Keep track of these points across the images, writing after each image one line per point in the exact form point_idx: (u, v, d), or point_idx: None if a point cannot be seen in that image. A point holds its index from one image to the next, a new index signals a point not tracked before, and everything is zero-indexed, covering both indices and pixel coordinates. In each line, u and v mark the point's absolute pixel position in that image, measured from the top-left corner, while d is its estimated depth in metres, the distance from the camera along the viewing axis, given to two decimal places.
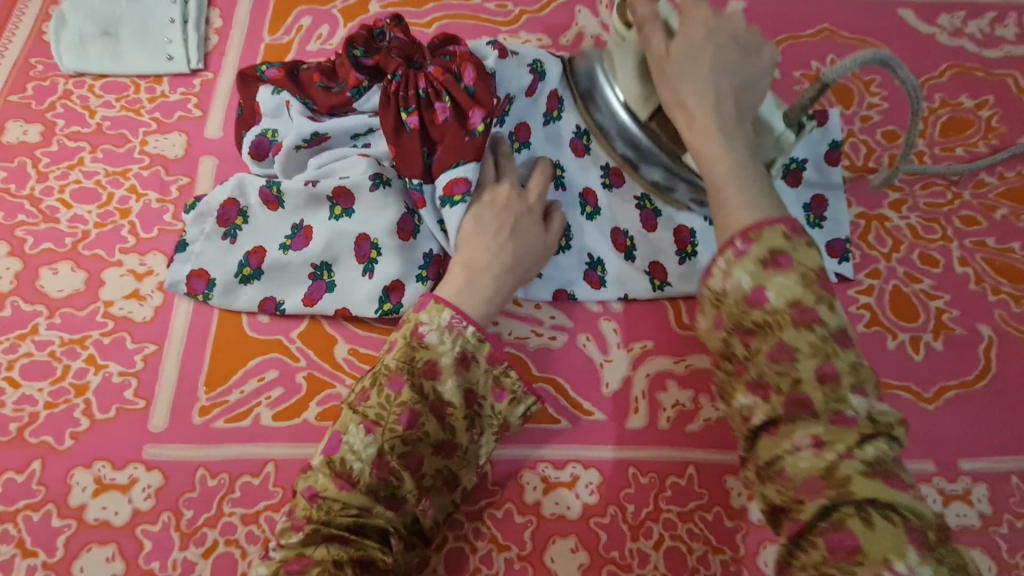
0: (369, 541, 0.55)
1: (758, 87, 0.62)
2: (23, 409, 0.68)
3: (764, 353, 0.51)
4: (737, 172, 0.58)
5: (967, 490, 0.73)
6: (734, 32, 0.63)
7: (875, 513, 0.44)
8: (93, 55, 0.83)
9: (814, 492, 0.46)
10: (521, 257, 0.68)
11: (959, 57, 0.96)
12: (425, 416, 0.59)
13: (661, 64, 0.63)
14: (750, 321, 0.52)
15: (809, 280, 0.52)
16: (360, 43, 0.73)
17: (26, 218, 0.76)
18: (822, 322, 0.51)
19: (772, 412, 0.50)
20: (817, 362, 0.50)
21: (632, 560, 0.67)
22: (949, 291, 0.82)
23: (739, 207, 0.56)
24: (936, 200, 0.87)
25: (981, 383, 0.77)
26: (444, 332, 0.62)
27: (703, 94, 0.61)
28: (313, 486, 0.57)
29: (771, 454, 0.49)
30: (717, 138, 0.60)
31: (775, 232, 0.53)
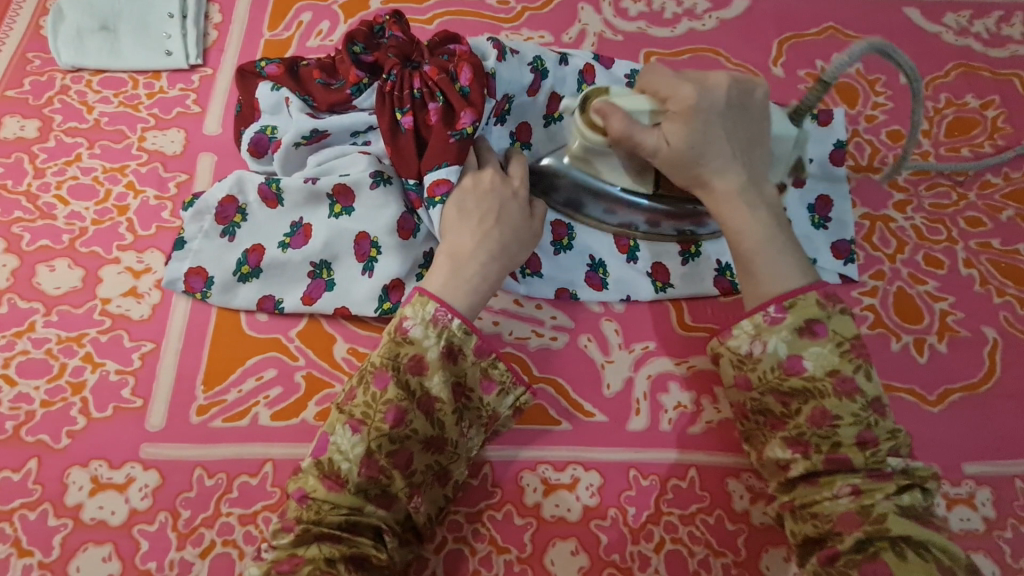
0: (362, 538, 0.56)
1: (760, 140, 0.63)
2: (19, 407, 0.67)
3: (805, 417, 0.56)
4: (771, 240, 0.60)
5: (972, 493, 0.72)
6: (725, 97, 0.62)
7: (908, 548, 0.50)
8: (90, 50, 0.83)
9: (851, 527, 0.53)
10: (507, 244, 0.66)
11: (966, 56, 0.95)
12: (413, 413, 0.58)
13: (666, 153, 0.62)
14: (788, 385, 0.57)
15: (844, 348, 0.56)
16: (360, 40, 0.74)
17: (23, 214, 0.75)
18: (862, 391, 0.55)
19: (812, 466, 0.56)
20: (857, 429, 0.55)
21: (633, 563, 0.67)
22: (953, 293, 0.81)
23: (774, 278, 0.59)
24: (941, 201, 0.86)
25: (986, 386, 0.76)
26: (428, 325, 0.60)
27: (719, 169, 0.62)
28: (302, 488, 0.57)
29: (810, 499, 0.56)
30: (741, 209, 0.61)
31: (809, 300, 0.57)
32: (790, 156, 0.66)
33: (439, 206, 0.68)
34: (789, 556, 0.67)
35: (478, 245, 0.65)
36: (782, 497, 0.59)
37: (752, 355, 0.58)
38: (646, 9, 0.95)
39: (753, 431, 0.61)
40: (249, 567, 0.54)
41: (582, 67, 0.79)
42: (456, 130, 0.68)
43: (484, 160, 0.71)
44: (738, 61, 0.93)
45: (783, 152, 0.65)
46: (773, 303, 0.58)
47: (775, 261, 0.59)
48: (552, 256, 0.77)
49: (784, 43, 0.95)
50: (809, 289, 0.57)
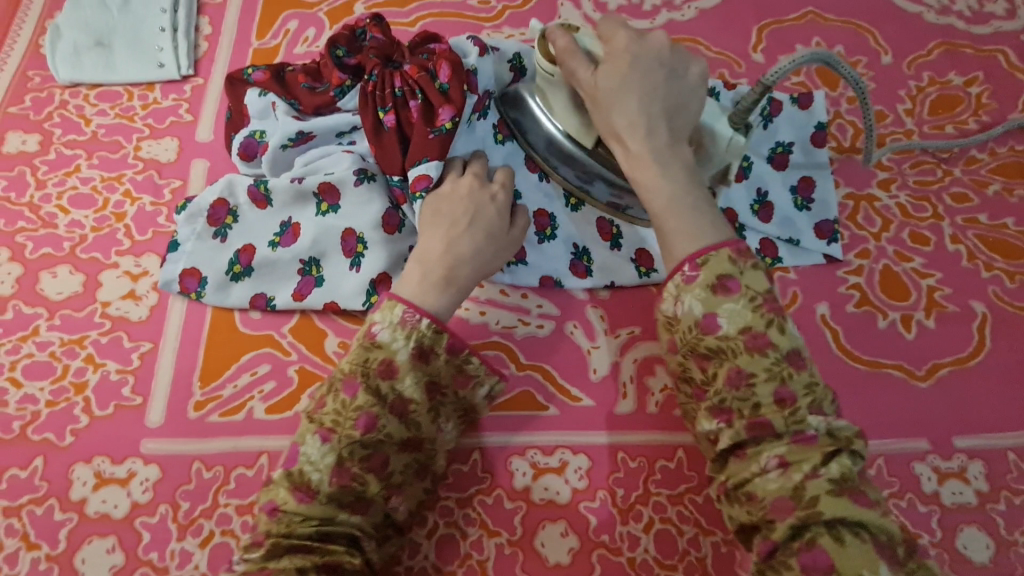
0: (334, 545, 0.54)
1: (686, 110, 0.62)
2: (25, 407, 0.70)
3: (722, 381, 0.53)
4: (679, 200, 0.59)
5: (963, 467, 0.72)
6: (657, 59, 0.62)
7: (844, 531, 0.47)
8: (87, 65, 0.86)
9: (784, 513, 0.49)
10: (479, 247, 0.66)
11: (948, 34, 0.95)
12: (384, 418, 0.57)
13: (593, 94, 0.62)
14: (704, 346, 0.54)
15: (757, 303, 0.54)
16: (343, 44, 0.76)
17: (26, 224, 0.78)
18: (774, 345, 0.53)
19: (737, 436, 0.53)
20: (774, 386, 0.52)
21: (623, 543, 0.68)
22: (940, 270, 0.81)
23: (687, 235, 0.57)
24: (926, 178, 0.86)
25: (975, 361, 0.76)
26: (396, 328, 0.59)
27: (635, 123, 0.61)
28: (273, 500, 0.56)
29: (741, 478, 0.52)
30: (654, 167, 0.60)
31: (721, 258, 0.55)
32: (722, 161, 0.64)
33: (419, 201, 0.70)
34: None
35: (447, 245, 0.65)
36: (717, 477, 0.55)
37: (675, 316, 0.56)
38: (626, 2, 0.97)
39: (688, 404, 0.59)
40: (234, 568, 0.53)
41: None
42: (435, 127, 0.70)
43: (470, 166, 0.72)
44: (718, 49, 0.94)
45: (716, 153, 0.64)
46: (687, 261, 0.55)
47: (686, 219, 0.58)
48: (537, 246, 0.78)
49: (763, 30, 0.95)
50: (722, 244, 0.55)
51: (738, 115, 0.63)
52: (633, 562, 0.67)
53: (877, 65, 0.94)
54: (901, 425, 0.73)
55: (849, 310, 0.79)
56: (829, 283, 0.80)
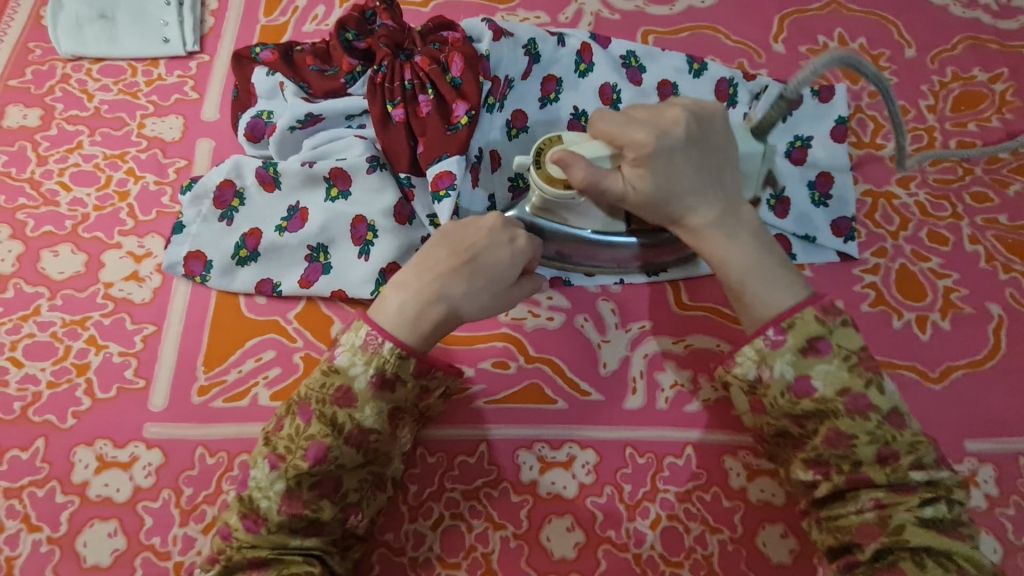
0: (293, 556, 0.56)
1: (729, 165, 0.61)
2: (26, 388, 0.69)
3: (821, 439, 0.55)
4: (761, 265, 0.58)
5: (974, 471, 0.71)
6: (683, 133, 0.59)
7: (929, 559, 0.51)
8: (89, 39, 0.84)
9: (870, 539, 0.53)
10: (476, 287, 0.60)
11: (973, 29, 0.93)
12: (337, 448, 0.55)
13: (637, 198, 0.60)
14: (800, 409, 0.55)
15: (852, 362, 0.55)
16: (352, 27, 0.75)
17: (27, 201, 0.77)
18: (876, 408, 0.54)
19: (834, 487, 0.55)
20: (876, 447, 0.53)
21: (628, 539, 0.67)
22: (957, 270, 0.80)
23: (764, 303, 0.57)
24: (946, 176, 0.85)
25: (990, 363, 0.75)
26: (356, 353, 0.57)
27: (688, 207, 0.59)
28: (227, 525, 0.57)
29: (834, 512, 0.55)
30: (722, 240, 0.59)
31: (809, 318, 0.55)
32: (760, 171, 0.65)
33: (448, 199, 0.69)
34: (787, 533, 0.67)
35: (437, 276, 0.60)
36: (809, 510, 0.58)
37: (761, 380, 0.57)
38: None
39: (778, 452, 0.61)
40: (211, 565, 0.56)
41: (578, 47, 0.78)
42: (452, 123, 0.70)
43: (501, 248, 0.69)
44: (738, 38, 0.91)
45: (753, 170, 0.64)
46: (771, 324, 0.56)
47: (769, 283, 0.57)
48: None
49: (785, 19, 0.93)
50: (805, 305, 0.56)
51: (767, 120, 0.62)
52: (637, 558, 0.67)
53: (900, 58, 0.92)
54: None
55: (863, 309, 0.78)
56: (843, 281, 0.79)
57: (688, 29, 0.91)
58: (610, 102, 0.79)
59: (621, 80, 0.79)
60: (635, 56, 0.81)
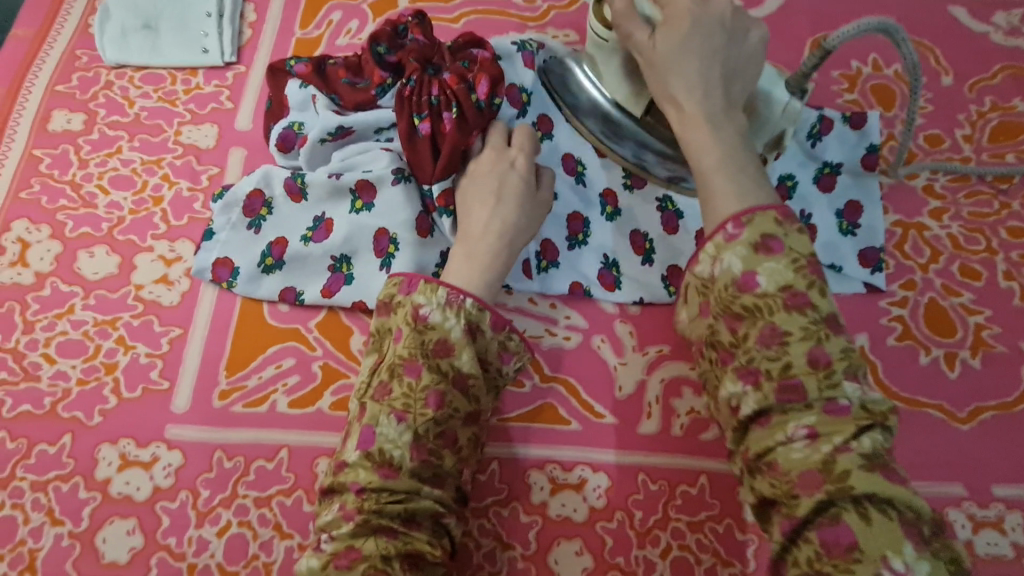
0: (418, 533, 0.55)
1: (747, 72, 0.61)
2: (57, 384, 0.71)
3: (753, 340, 0.51)
4: (731, 160, 0.57)
5: (1000, 517, 0.69)
6: (719, 18, 0.61)
7: (871, 508, 0.45)
8: (133, 47, 0.87)
9: (810, 489, 0.47)
10: (512, 215, 0.67)
11: (1015, 58, 0.91)
12: (451, 393, 0.58)
13: (650, 59, 0.61)
14: (739, 305, 0.52)
15: (800, 265, 0.52)
16: (384, 40, 0.75)
17: (67, 203, 0.80)
18: (814, 306, 0.51)
19: (764, 399, 0.50)
20: (808, 346, 0.50)
21: (638, 567, 0.66)
22: (990, 306, 0.77)
23: (724, 194, 0.56)
24: (982, 209, 0.82)
25: (1021, 407, 0.73)
26: (445, 309, 0.60)
27: (690, 86, 0.60)
28: (357, 481, 0.55)
29: (763, 447, 0.50)
30: (709, 127, 0.59)
31: (767, 218, 0.53)
32: (778, 125, 0.64)
33: None
34: None
35: (484, 228, 0.66)
36: (738, 450, 0.53)
37: (713, 277, 0.54)
38: None
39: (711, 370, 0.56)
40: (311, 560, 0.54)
41: None
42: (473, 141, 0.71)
43: (490, 133, 0.71)
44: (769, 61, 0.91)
45: (770, 118, 0.64)
46: (729, 221, 0.54)
47: (733, 176, 0.57)
48: (567, 251, 0.77)
49: (817, 43, 0.92)
50: (767, 206, 0.54)
51: (798, 79, 0.64)
52: None
53: (937, 86, 0.90)
54: (935, 468, 0.70)
55: (889, 342, 0.76)
56: (870, 313, 0.77)
57: None
58: None
59: None
60: None
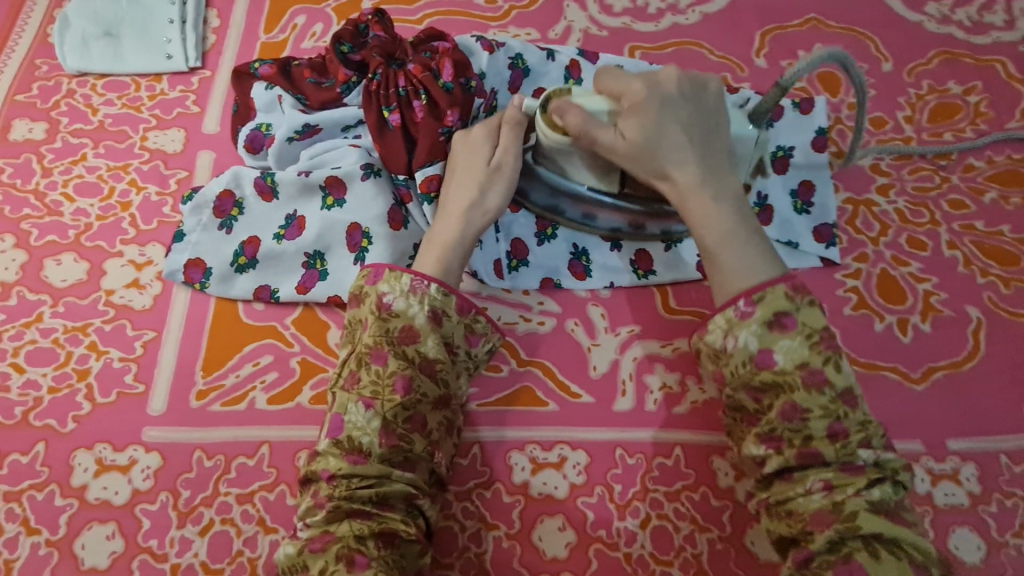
0: (391, 514, 0.56)
1: (720, 129, 0.64)
2: (28, 393, 0.70)
3: (776, 413, 0.55)
4: (738, 231, 0.60)
5: (956, 469, 0.73)
6: (675, 89, 0.64)
7: (881, 548, 0.51)
8: (95, 55, 0.86)
9: (824, 527, 0.52)
10: (467, 190, 0.68)
11: (948, 43, 0.97)
12: (418, 378, 0.59)
13: (628, 151, 0.63)
14: (759, 380, 0.56)
15: (814, 340, 0.55)
16: (348, 39, 0.77)
17: (31, 212, 0.79)
18: (831, 383, 0.55)
19: (785, 462, 0.55)
20: (828, 421, 0.54)
21: (619, 538, 0.68)
22: (937, 274, 0.82)
23: (738, 271, 0.58)
24: (924, 184, 0.87)
25: (969, 365, 0.77)
26: (408, 296, 0.61)
27: (678, 160, 0.62)
28: (326, 469, 0.57)
29: (783, 496, 0.55)
30: (706, 200, 0.61)
31: (778, 293, 0.57)
32: (752, 157, 0.67)
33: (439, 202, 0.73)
34: None
35: (444, 208, 0.68)
36: (759, 493, 0.58)
37: (726, 349, 0.58)
38: (631, 5, 0.98)
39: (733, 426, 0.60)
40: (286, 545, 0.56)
41: (567, 63, 0.81)
42: (444, 126, 0.73)
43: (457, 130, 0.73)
44: (722, 53, 0.95)
45: (746, 153, 0.66)
46: (741, 296, 0.57)
47: (743, 249, 0.59)
48: (536, 245, 0.79)
49: (766, 35, 0.97)
50: (776, 282, 0.57)
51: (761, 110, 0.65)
52: (628, 557, 0.68)
53: (878, 72, 0.95)
54: (894, 427, 0.74)
55: (846, 312, 0.80)
56: (827, 286, 0.81)
57: (673, 46, 0.94)
58: None
59: None
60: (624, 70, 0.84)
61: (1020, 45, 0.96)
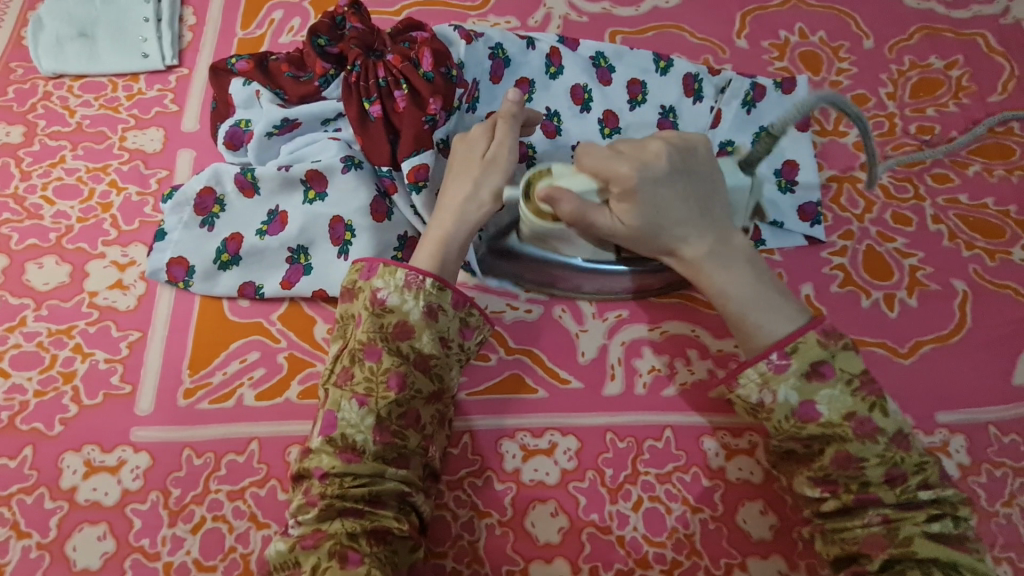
0: (384, 511, 0.56)
1: (716, 194, 0.62)
2: (13, 398, 0.70)
3: (828, 459, 0.56)
4: (757, 296, 0.60)
5: (945, 441, 0.73)
6: (666, 164, 0.61)
7: (934, 568, 0.52)
8: (70, 56, 0.86)
9: (877, 549, 0.54)
10: (466, 186, 0.67)
11: (928, 19, 0.97)
12: (412, 374, 0.59)
13: (629, 234, 0.61)
14: (805, 433, 0.57)
15: (855, 386, 0.56)
16: (324, 32, 0.76)
17: (11, 216, 0.78)
18: (881, 430, 0.55)
19: (842, 504, 0.56)
20: (885, 468, 0.55)
21: (611, 522, 0.69)
22: (922, 249, 0.82)
23: (757, 335, 0.59)
24: (908, 160, 0.88)
25: (957, 338, 0.78)
26: (403, 291, 0.60)
27: (681, 236, 0.61)
28: (319, 467, 0.57)
29: (840, 525, 0.56)
30: (717, 269, 0.61)
31: (811, 342, 0.57)
32: (749, 203, 0.66)
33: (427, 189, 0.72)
34: (765, 508, 0.69)
35: (442, 205, 0.67)
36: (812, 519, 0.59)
37: (763, 404, 0.58)
38: None
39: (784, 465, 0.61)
40: (277, 543, 0.56)
41: (547, 51, 0.81)
42: (428, 114, 0.72)
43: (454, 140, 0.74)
44: (703, 35, 0.95)
45: (742, 202, 0.65)
46: (773, 350, 0.57)
47: (766, 312, 0.59)
48: None
49: (747, 16, 0.96)
50: (806, 330, 0.57)
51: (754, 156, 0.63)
52: (622, 540, 0.68)
53: (859, 49, 0.95)
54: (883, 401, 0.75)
55: (832, 290, 0.80)
56: (813, 265, 0.81)
57: (654, 30, 0.94)
58: (581, 102, 0.81)
59: (590, 81, 0.81)
60: (604, 57, 0.83)
61: (1001, 18, 0.96)
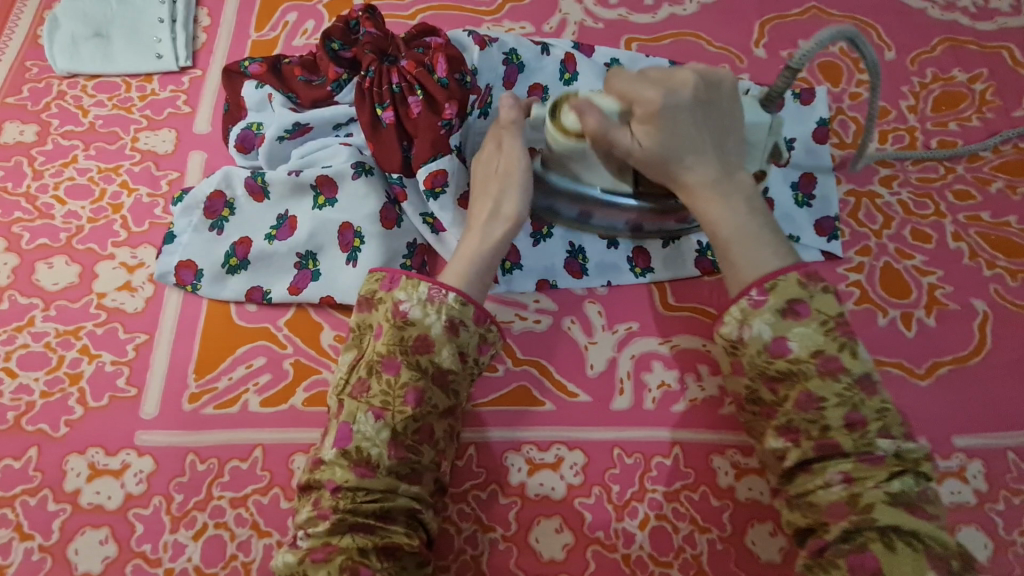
0: (395, 527, 0.56)
1: (732, 129, 0.61)
2: (20, 398, 0.70)
3: (792, 404, 0.54)
4: (749, 228, 0.58)
5: (962, 467, 0.71)
6: (691, 95, 0.60)
7: (897, 539, 0.49)
8: (84, 55, 0.86)
9: (840, 518, 0.51)
10: (490, 197, 0.66)
11: (952, 31, 0.94)
12: (430, 389, 0.58)
13: (639, 159, 0.61)
14: (774, 369, 0.55)
15: (829, 326, 0.54)
16: (337, 37, 0.76)
17: (22, 214, 0.78)
18: (846, 369, 0.53)
19: (804, 455, 0.54)
20: (845, 411, 0.53)
21: (617, 540, 0.67)
22: (941, 267, 0.80)
23: (744, 266, 0.57)
24: (928, 175, 0.86)
25: (975, 360, 0.76)
26: (425, 305, 0.59)
27: (686, 161, 0.60)
28: (332, 479, 0.56)
29: (805, 488, 0.54)
30: (715, 199, 0.59)
31: (790, 282, 0.55)
32: (767, 143, 0.64)
33: (443, 196, 0.71)
34: (775, 531, 0.67)
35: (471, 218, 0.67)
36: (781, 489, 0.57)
37: (741, 340, 0.56)
38: None
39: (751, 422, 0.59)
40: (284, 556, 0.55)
41: (562, 57, 0.80)
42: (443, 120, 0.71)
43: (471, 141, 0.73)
44: (720, 44, 0.93)
45: (760, 140, 0.63)
46: (754, 285, 0.56)
47: (751, 246, 0.57)
48: (530, 246, 0.78)
49: (765, 25, 0.95)
50: (788, 269, 0.55)
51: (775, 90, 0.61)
52: (626, 559, 0.67)
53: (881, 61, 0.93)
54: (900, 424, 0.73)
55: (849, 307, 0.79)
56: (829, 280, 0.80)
57: (670, 39, 0.93)
58: None
59: None
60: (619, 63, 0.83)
61: None
